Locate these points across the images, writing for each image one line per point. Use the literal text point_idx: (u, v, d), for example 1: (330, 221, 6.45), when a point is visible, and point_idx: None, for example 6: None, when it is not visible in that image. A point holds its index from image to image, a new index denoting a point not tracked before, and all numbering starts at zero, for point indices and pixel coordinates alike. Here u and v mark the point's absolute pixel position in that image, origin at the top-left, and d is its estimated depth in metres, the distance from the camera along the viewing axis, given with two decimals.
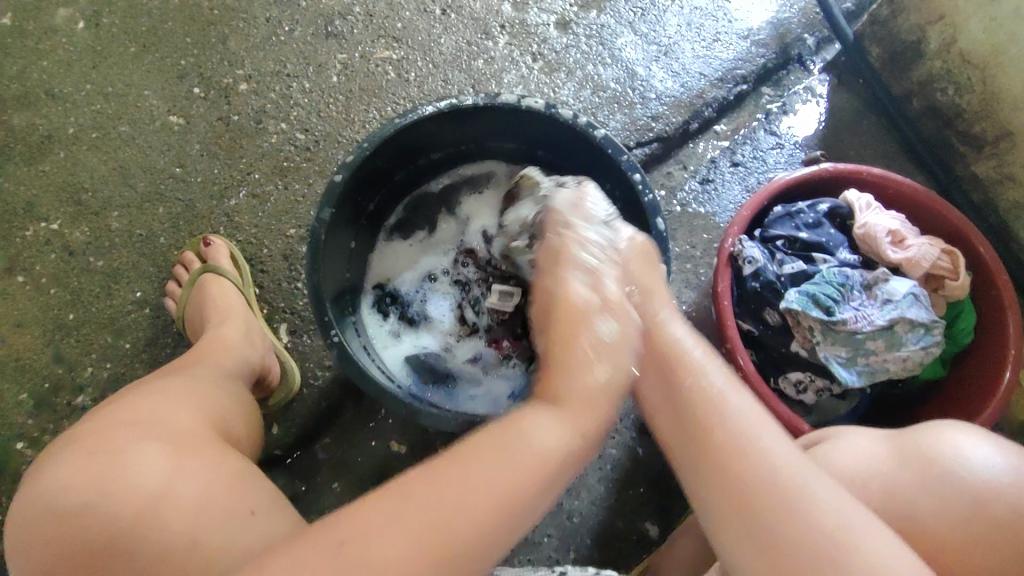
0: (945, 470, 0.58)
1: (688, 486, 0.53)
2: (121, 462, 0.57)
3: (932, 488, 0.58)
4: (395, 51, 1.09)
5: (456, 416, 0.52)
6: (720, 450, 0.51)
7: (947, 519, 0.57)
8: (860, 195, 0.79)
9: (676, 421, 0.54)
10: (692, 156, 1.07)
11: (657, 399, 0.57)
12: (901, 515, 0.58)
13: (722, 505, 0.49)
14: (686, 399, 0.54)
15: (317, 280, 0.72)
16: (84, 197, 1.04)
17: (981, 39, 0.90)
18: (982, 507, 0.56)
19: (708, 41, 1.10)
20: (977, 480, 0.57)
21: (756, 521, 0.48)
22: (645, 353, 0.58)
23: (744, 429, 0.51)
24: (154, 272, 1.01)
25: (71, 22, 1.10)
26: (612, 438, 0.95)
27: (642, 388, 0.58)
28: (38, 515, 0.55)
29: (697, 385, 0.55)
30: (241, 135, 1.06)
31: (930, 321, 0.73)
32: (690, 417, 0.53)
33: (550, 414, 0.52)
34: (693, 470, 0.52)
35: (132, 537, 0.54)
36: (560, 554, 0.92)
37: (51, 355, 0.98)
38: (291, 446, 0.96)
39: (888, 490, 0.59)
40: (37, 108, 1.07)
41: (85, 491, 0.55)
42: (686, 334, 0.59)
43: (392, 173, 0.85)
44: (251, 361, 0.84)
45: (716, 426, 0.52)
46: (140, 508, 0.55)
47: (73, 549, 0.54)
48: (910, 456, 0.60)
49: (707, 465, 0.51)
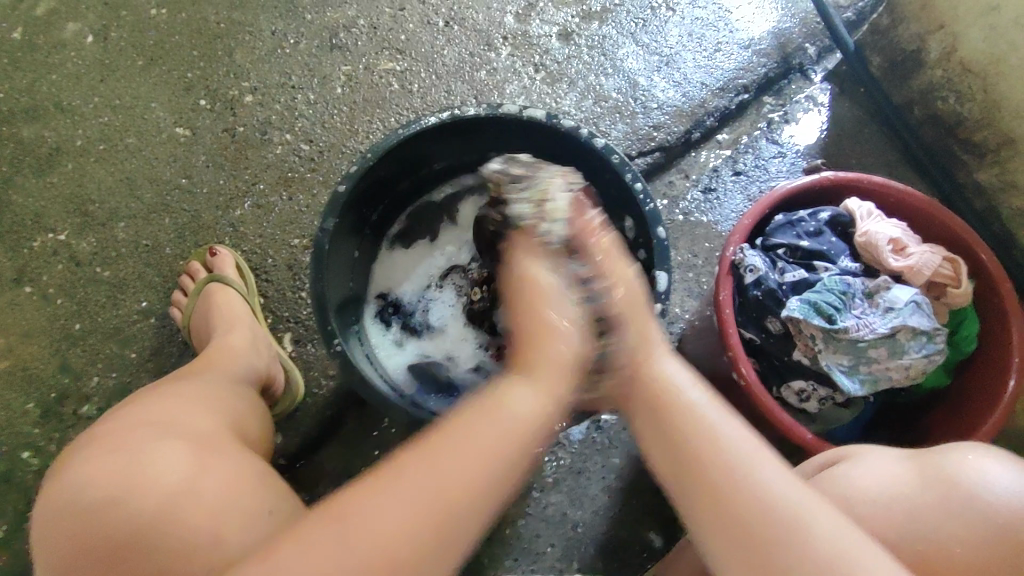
0: (971, 494, 0.58)
1: (680, 504, 0.54)
2: (144, 459, 0.58)
3: (959, 514, 0.57)
4: (398, 63, 1.10)
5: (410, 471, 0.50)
6: (714, 484, 0.51)
7: (971, 545, 0.57)
8: (861, 203, 0.79)
9: (676, 458, 0.54)
10: (694, 165, 1.07)
11: (658, 446, 0.56)
12: (925, 540, 0.58)
13: (749, 549, 0.48)
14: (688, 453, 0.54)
15: (321, 289, 0.73)
16: (92, 208, 1.05)
17: (981, 47, 0.90)
18: (1005, 533, 0.56)
19: (709, 51, 1.10)
20: (1001, 505, 0.57)
21: (762, 555, 0.48)
22: (632, 384, 0.60)
23: (743, 463, 0.52)
24: (160, 282, 1.02)
25: (80, 36, 1.12)
26: (616, 448, 0.95)
27: (640, 425, 0.59)
28: (61, 511, 0.56)
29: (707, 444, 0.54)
30: (247, 146, 1.07)
31: (932, 328, 0.72)
32: (686, 449, 0.54)
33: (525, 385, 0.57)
34: (694, 507, 0.52)
35: (153, 532, 0.54)
36: (564, 564, 0.91)
37: (57, 365, 0.99)
38: (295, 455, 0.97)
39: (911, 512, 0.59)
40: (46, 121, 1.08)
41: (106, 489, 0.56)
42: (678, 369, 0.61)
43: (396, 183, 0.86)
44: (258, 369, 0.84)
45: (740, 484, 0.51)
46: (162, 504, 0.55)
47: (94, 543, 0.54)
48: (932, 478, 0.60)
49: (703, 494, 0.52)
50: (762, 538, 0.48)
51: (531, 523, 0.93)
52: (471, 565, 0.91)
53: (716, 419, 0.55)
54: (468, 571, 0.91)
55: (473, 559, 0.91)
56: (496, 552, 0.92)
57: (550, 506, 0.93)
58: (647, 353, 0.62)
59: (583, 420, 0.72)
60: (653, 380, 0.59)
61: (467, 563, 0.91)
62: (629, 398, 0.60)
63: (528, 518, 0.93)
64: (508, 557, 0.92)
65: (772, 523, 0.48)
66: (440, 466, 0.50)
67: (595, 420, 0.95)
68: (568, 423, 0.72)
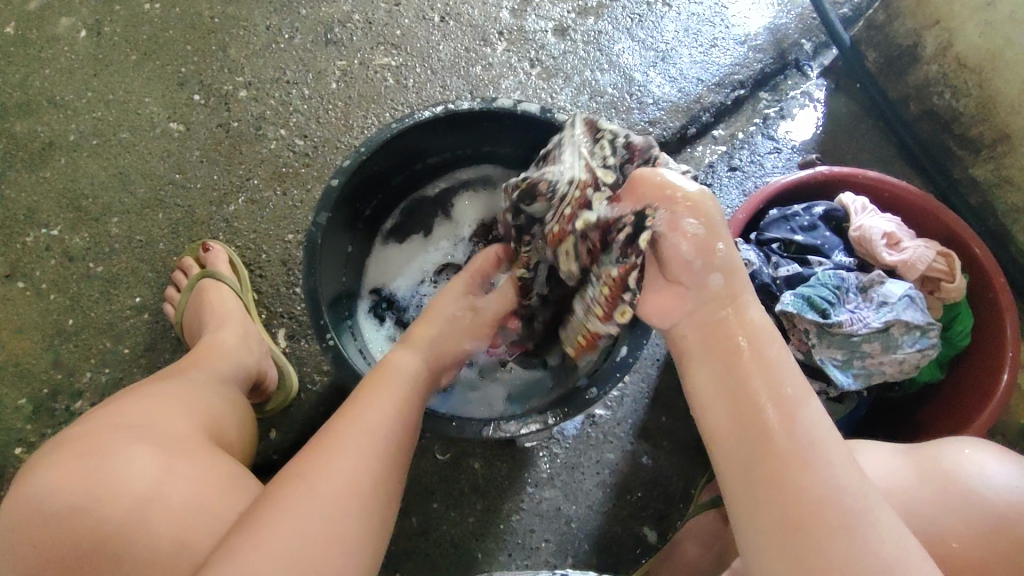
0: (968, 488, 0.58)
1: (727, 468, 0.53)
2: (111, 468, 0.57)
3: (955, 507, 0.58)
4: (393, 58, 1.10)
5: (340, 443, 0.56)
6: (784, 464, 0.49)
7: (969, 537, 0.56)
8: (855, 197, 0.79)
9: (744, 423, 0.52)
10: (690, 161, 1.07)
11: (721, 409, 0.54)
12: (922, 532, 0.58)
13: (794, 538, 0.47)
14: (754, 432, 0.51)
15: (313, 284, 0.72)
16: (85, 203, 1.05)
17: (976, 43, 0.90)
18: (1004, 526, 0.56)
19: (705, 47, 1.10)
20: (998, 499, 0.57)
21: (808, 546, 0.47)
22: (714, 335, 0.56)
23: (816, 444, 0.50)
24: (153, 277, 1.02)
25: (74, 31, 1.11)
26: (611, 443, 0.95)
27: (706, 376, 0.56)
28: (26, 515, 0.56)
29: (782, 419, 0.51)
30: (241, 141, 1.07)
31: (925, 324, 0.72)
32: (753, 413, 0.52)
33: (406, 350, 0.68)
34: (744, 476, 0.51)
35: (119, 542, 0.54)
36: (558, 559, 0.91)
37: (50, 361, 0.98)
38: (289, 450, 0.96)
39: (908, 506, 0.59)
40: (39, 116, 1.08)
41: (74, 494, 0.56)
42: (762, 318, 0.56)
43: (390, 177, 0.85)
44: (248, 366, 0.84)
45: (808, 468, 0.49)
46: (128, 514, 0.55)
47: (58, 552, 0.54)
48: (928, 473, 0.60)
49: (767, 469, 0.50)
50: (813, 531, 0.47)
51: (525, 519, 0.92)
52: (465, 560, 0.91)
53: (795, 392, 0.52)
54: (462, 566, 0.91)
55: (467, 554, 0.91)
56: (490, 548, 0.92)
57: (544, 502, 0.93)
58: (738, 304, 0.56)
59: (576, 414, 0.71)
60: (735, 324, 0.56)
61: (462, 558, 0.91)
62: (701, 346, 0.57)
63: (522, 513, 0.93)
64: (502, 552, 0.91)
65: (834, 515, 0.47)
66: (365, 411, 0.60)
67: (590, 414, 0.95)
68: (562, 417, 0.71)
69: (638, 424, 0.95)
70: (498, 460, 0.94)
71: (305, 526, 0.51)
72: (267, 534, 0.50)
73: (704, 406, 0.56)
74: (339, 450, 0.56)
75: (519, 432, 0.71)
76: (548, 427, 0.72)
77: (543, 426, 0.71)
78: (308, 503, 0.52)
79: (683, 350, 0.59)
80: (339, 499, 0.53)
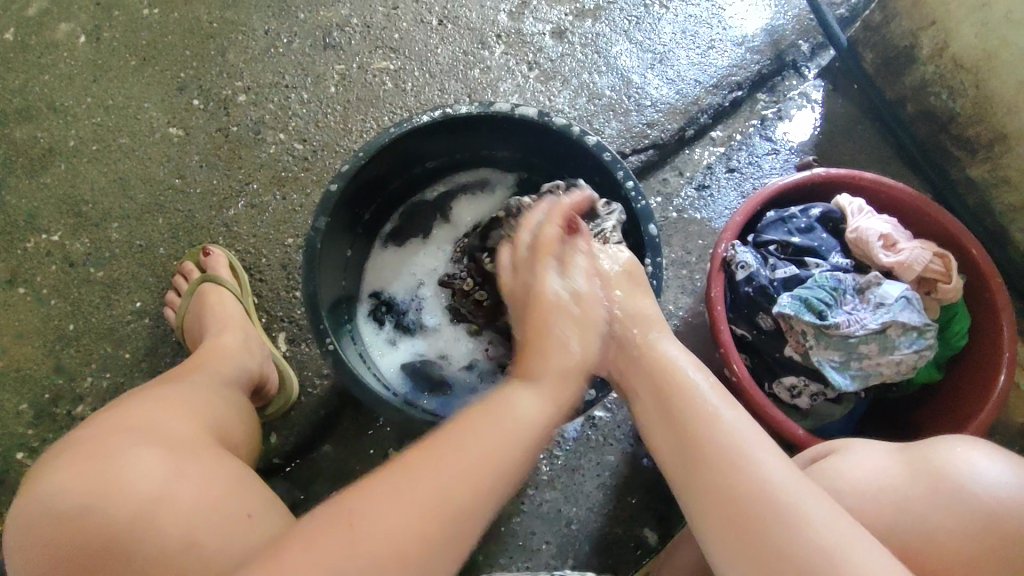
0: (959, 486, 0.58)
1: (673, 479, 0.55)
2: (116, 467, 0.58)
3: (944, 504, 0.58)
4: (392, 62, 1.10)
5: (407, 475, 0.50)
6: (709, 459, 0.52)
7: (960, 534, 0.57)
8: (852, 199, 0.80)
9: (675, 429, 0.56)
10: (688, 163, 1.07)
11: (656, 424, 0.58)
12: (913, 532, 0.58)
13: (725, 524, 0.50)
14: (684, 435, 0.55)
15: (313, 288, 0.73)
16: (85, 208, 1.05)
17: (972, 43, 0.90)
18: (995, 522, 0.56)
19: (702, 48, 1.10)
20: (990, 497, 0.57)
21: (743, 533, 0.49)
22: (638, 375, 0.61)
23: (735, 443, 0.52)
24: (154, 282, 1.02)
25: (73, 37, 1.11)
26: (610, 445, 0.95)
27: (639, 405, 0.60)
28: (35, 517, 0.57)
29: (703, 425, 0.54)
30: (240, 146, 1.07)
31: (922, 324, 0.73)
32: (679, 417, 0.56)
33: (530, 389, 0.59)
34: (682, 475, 0.54)
35: (128, 537, 0.55)
36: (558, 561, 0.92)
37: (52, 366, 0.99)
38: (289, 454, 0.97)
39: (900, 505, 0.59)
40: (39, 122, 1.08)
41: (81, 496, 0.56)
42: (679, 351, 0.62)
43: (388, 182, 0.86)
44: (250, 369, 0.84)
45: (722, 453, 0.52)
46: (135, 513, 0.55)
47: (68, 553, 0.55)
48: (920, 470, 0.60)
49: (700, 470, 0.52)
50: (737, 511, 0.49)
51: (526, 520, 0.93)
52: (467, 563, 0.92)
53: (715, 402, 0.56)
54: (463, 569, 0.91)
55: (468, 557, 0.92)
56: (491, 550, 0.92)
57: (544, 504, 0.93)
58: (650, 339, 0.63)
59: (576, 417, 0.72)
60: (655, 358, 0.61)
61: (463, 560, 0.92)
62: (636, 385, 0.61)
63: (523, 515, 0.93)
64: (503, 554, 0.92)
65: (750, 498, 0.49)
66: (443, 462, 0.51)
67: (589, 417, 0.95)
68: None
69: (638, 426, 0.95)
70: None
71: (354, 558, 0.46)
72: (293, 564, 0.46)
73: (646, 429, 0.59)
74: (417, 477, 0.50)
75: None
76: None
77: None
78: (359, 542, 0.47)
79: (626, 388, 0.63)
80: (400, 532, 0.48)
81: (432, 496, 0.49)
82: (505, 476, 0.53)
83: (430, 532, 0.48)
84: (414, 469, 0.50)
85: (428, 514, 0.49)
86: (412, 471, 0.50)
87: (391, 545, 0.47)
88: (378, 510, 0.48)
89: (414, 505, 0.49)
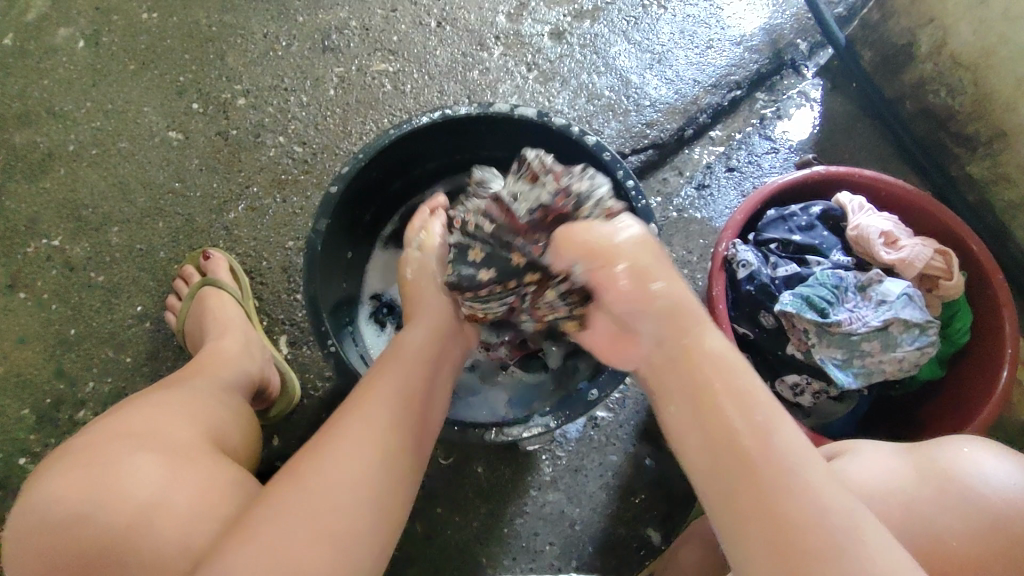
0: (967, 486, 0.58)
1: (709, 497, 0.48)
2: (115, 473, 0.58)
3: (952, 505, 0.58)
4: (391, 64, 1.10)
5: (350, 413, 0.55)
6: (768, 493, 0.45)
7: (967, 535, 0.57)
8: (852, 197, 0.80)
9: (723, 449, 0.47)
10: (688, 162, 1.07)
11: (692, 435, 0.50)
12: (920, 533, 0.58)
13: (782, 571, 0.43)
14: (738, 458, 0.46)
15: (313, 290, 0.73)
16: (85, 213, 1.05)
17: (970, 41, 0.90)
18: (1003, 525, 0.56)
19: (701, 48, 1.11)
20: (997, 497, 0.57)
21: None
22: (676, 371, 0.51)
23: (796, 470, 0.45)
24: (154, 286, 1.02)
25: (71, 42, 1.11)
26: (613, 445, 0.95)
27: (674, 414, 0.51)
28: (35, 523, 0.57)
29: (763, 456, 0.46)
30: (240, 149, 1.07)
31: (924, 321, 0.73)
32: (731, 439, 0.47)
33: (409, 327, 0.66)
34: (729, 504, 0.46)
35: (125, 545, 0.54)
36: (562, 562, 0.92)
37: (52, 371, 0.99)
38: (292, 458, 0.96)
39: (907, 507, 0.59)
40: (39, 126, 1.08)
41: (79, 503, 0.56)
42: (722, 345, 0.52)
43: (388, 184, 0.86)
44: (251, 373, 0.84)
45: (790, 491, 0.45)
46: (133, 519, 0.55)
47: (66, 560, 0.55)
48: (926, 471, 0.61)
49: (751, 501, 0.45)
50: (803, 564, 0.43)
51: (529, 522, 0.93)
52: (470, 564, 0.91)
53: (769, 416, 0.48)
54: (467, 570, 0.91)
55: (471, 559, 0.92)
56: (494, 552, 0.92)
57: (547, 505, 0.93)
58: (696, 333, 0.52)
59: (579, 416, 0.72)
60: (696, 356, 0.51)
61: (466, 562, 0.92)
62: (667, 383, 0.52)
63: (526, 517, 0.93)
64: (507, 556, 0.92)
65: (825, 551, 0.43)
66: (366, 408, 0.56)
67: (592, 417, 0.95)
68: (564, 420, 0.72)
69: (641, 426, 0.95)
70: (500, 464, 0.94)
71: (291, 514, 0.49)
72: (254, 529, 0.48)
73: (679, 440, 0.51)
74: (348, 422, 0.54)
75: (522, 435, 0.71)
76: (550, 430, 0.72)
77: (546, 428, 0.71)
78: (313, 492, 0.50)
79: (653, 383, 0.54)
80: (346, 476, 0.51)
81: (363, 442, 0.53)
82: (415, 412, 0.57)
83: (370, 466, 0.53)
84: (342, 417, 0.55)
85: (353, 457, 0.52)
86: (343, 416, 0.55)
87: (333, 489, 0.50)
88: (320, 456, 0.52)
89: (362, 451, 0.52)
